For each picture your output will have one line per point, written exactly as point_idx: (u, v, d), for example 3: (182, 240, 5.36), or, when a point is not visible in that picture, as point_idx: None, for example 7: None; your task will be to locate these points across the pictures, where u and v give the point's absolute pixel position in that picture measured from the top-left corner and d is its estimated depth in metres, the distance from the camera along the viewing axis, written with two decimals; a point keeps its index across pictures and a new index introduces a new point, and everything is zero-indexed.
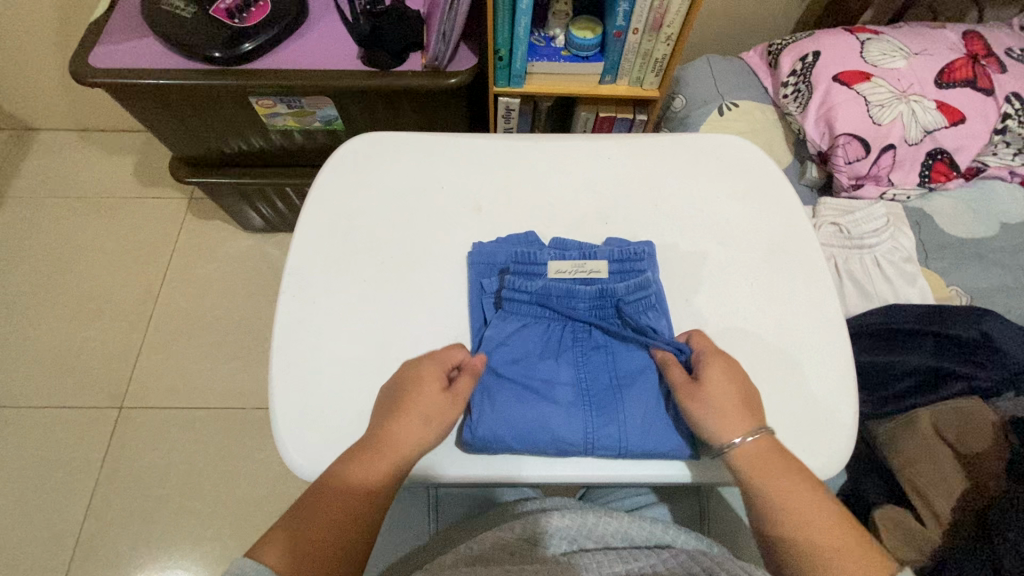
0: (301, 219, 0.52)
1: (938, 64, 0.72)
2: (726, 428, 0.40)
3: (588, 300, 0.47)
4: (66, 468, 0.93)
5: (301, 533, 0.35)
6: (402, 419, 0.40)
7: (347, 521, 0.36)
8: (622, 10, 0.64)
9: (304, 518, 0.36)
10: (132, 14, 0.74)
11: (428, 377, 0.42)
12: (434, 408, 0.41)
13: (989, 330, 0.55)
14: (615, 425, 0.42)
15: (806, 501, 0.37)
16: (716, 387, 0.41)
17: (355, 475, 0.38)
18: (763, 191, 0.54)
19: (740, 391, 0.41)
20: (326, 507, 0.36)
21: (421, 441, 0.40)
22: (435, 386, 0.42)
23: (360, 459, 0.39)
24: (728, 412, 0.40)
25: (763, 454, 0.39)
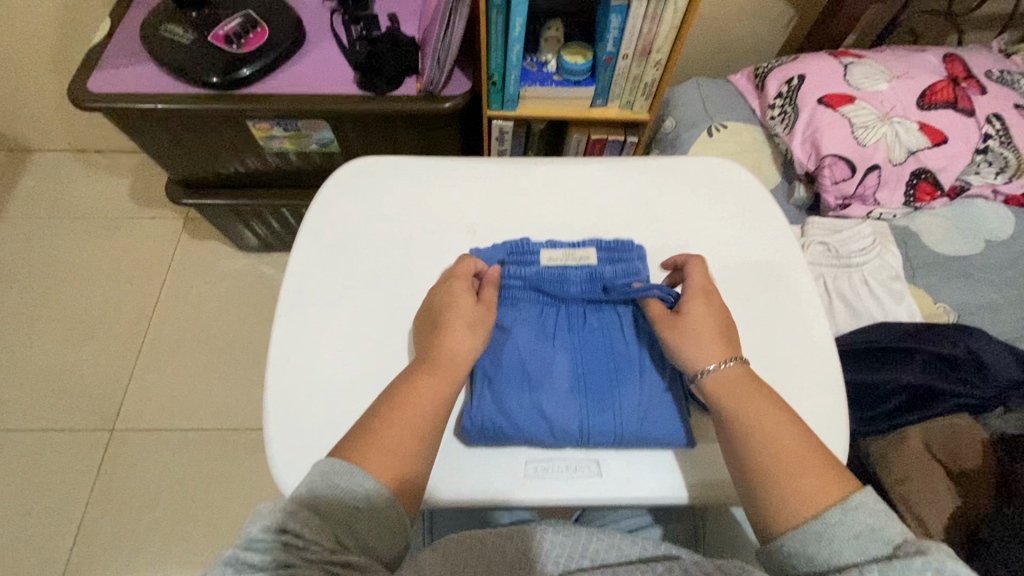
0: (297, 241, 0.53)
1: (920, 87, 0.74)
2: (701, 355, 0.42)
3: (580, 283, 0.49)
4: (57, 491, 0.91)
5: (381, 431, 0.37)
6: (449, 329, 0.43)
7: (422, 420, 0.39)
8: (612, 37, 0.65)
9: (381, 419, 0.38)
10: (131, 39, 0.75)
11: (460, 290, 0.46)
12: (471, 317, 0.45)
13: (972, 347, 0.56)
14: (611, 412, 0.43)
15: (769, 423, 0.38)
16: (693, 317, 0.44)
17: (416, 381, 0.40)
18: (752, 211, 0.55)
19: (721, 321, 0.44)
20: (398, 410, 0.39)
21: (468, 346, 0.43)
22: (466, 298, 0.45)
23: (422, 367, 0.42)
24: (700, 340, 0.43)
25: (733, 377, 0.41)
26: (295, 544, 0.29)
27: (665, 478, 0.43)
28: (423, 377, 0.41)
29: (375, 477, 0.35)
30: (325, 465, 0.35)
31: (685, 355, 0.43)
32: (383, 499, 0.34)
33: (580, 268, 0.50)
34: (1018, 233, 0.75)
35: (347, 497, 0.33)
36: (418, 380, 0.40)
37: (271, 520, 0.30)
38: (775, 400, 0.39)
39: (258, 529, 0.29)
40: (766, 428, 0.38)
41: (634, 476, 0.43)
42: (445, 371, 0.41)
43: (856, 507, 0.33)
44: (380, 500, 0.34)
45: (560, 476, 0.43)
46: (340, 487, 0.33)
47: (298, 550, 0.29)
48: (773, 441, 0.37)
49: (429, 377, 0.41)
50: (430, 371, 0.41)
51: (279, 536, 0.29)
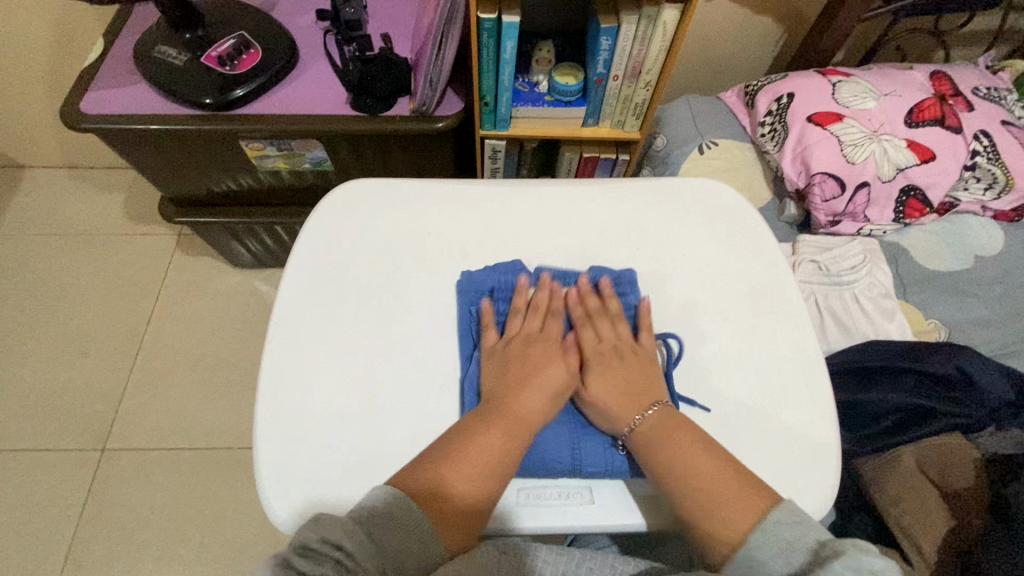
0: (289, 265, 0.53)
1: (907, 105, 0.75)
2: (618, 416, 0.44)
3: (565, 323, 0.51)
4: (47, 513, 0.90)
5: (446, 474, 0.40)
6: (526, 391, 0.44)
7: (485, 471, 0.40)
8: (602, 58, 0.66)
9: (448, 462, 0.40)
10: (124, 60, 0.75)
11: (546, 356, 0.47)
12: (554, 386, 0.46)
13: (964, 366, 0.56)
14: (601, 445, 0.45)
15: (696, 458, 0.41)
16: (597, 384, 0.46)
17: (486, 430, 0.42)
18: (743, 232, 0.55)
19: (619, 374, 0.46)
20: (462, 456, 0.40)
21: (540, 412, 0.44)
22: (552, 364, 0.46)
23: (489, 421, 0.42)
24: (614, 400, 0.45)
25: (658, 424, 0.43)
26: (345, 564, 0.33)
27: (657, 504, 0.43)
28: (490, 430, 0.42)
29: (432, 522, 0.38)
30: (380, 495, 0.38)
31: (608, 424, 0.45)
32: (435, 542, 0.37)
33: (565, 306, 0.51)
34: (1007, 249, 0.76)
35: (404, 526, 0.37)
36: (484, 430, 0.42)
37: (329, 534, 0.34)
38: (709, 443, 0.41)
39: (317, 538, 0.34)
40: (691, 462, 0.41)
41: (626, 502, 0.43)
42: (510, 428, 0.42)
43: (773, 524, 0.37)
44: (431, 545, 0.37)
45: (552, 503, 0.43)
46: (397, 519, 0.37)
47: (348, 569, 0.33)
48: (698, 470, 0.40)
49: (496, 431, 0.42)
50: (499, 425, 0.42)
51: (334, 551, 0.33)
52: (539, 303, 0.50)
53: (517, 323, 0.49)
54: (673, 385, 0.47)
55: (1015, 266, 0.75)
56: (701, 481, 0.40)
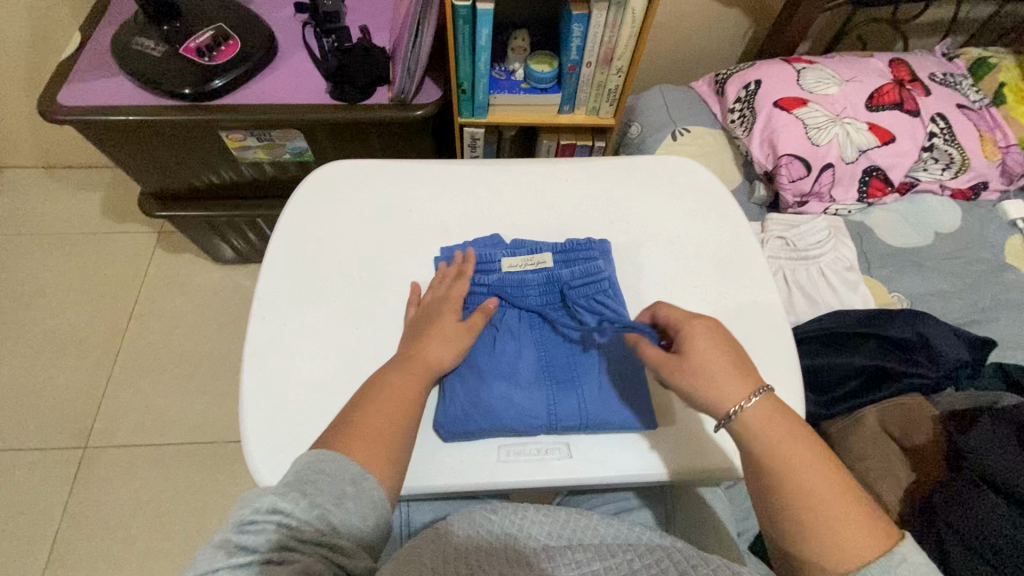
0: (270, 246, 0.54)
1: (868, 90, 0.78)
2: (724, 395, 0.39)
3: (538, 288, 0.51)
4: (28, 514, 0.89)
5: (360, 420, 0.39)
6: (426, 340, 0.45)
7: (399, 413, 0.40)
8: (575, 45, 0.68)
9: (361, 410, 0.40)
10: (101, 54, 0.76)
11: (447, 311, 0.47)
12: (452, 334, 0.46)
13: (923, 332, 0.59)
14: (575, 397, 0.46)
15: (807, 461, 0.36)
16: (696, 358, 0.40)
17: (392, 376, 0.42)
18: (712, 206, 0.58)
19: (722, 353, 0.41)
20: (374, 404, 0.40)
21: (445, 358, 0.45)
22: (449, 315, 0.47)
23: (394, 372, 0.43)
24: (717, 377, 0.40)
25: (762, 413, 0.38)
26: (289, 525, 0.32)
27: (635, 463, 0.45)
28: (397, 373, 0.43)
29: (360, 464, 0.36)
30: (308, 456, 0.36)
31: (708, 404, 0.39)
32: (368, 483, 0.36)
33: (535, 271, 0.51)
34: (965, 225, 0.79)
35: (334, 476, 0.35)
36: (393, 376, 0.42)
37: (263, 502, 0.32)
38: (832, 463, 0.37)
39: (251, 509, 0.32)
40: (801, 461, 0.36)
41: (601, 457, 0.45)
42: (418, 372, 0.43)
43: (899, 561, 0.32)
44: (364, 484, 0.35)
45: (531, 459, 0.45)
46: (327, 472, 0.35)
47: (293, 528, 0.32)
48: (809, 478, 0.36)
49: (405, 376, 0.43)
50: (409, 369, 0.43)
51: (271, 517, 0.32)
52: (450, 272, 0.51)
53: (430, 289, 0.50)
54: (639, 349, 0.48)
55: (972, 241, 0.78)
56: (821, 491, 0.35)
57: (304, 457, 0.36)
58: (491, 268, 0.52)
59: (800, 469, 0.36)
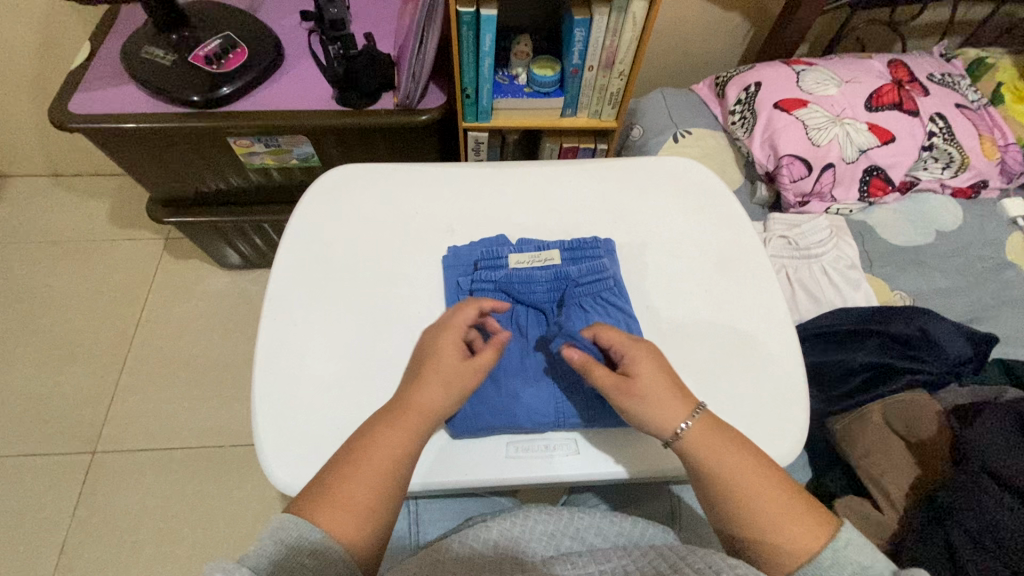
0: (280, 249, 0.55)
1: (867, 91, 0.79)
2: (668, 416, 0.41)
3: (546, 285, 0.52)
4: (36, 519, 0.90)
5: (336, 486, 0.37)
6: (425, 383, 0.42)
7: (381, 471, 0.39)
8: (577, 50, 0.69)
9: (337, 473, 0.38)
10: (112, 63, 0.77)
11: (446, 347, 0.44)
12: (449, 375, 0.43)
13: (926, 327, 0.60)
14: (582, 396, 0.46)
15: (759, 479, 0.39)
16: (644, 382, 0.41)
17: (379, 430, 0.40)
18: (714, 206, 0.59)
19: (661, 376, 0.42)
20: (355, 465, 0.38)
21: (440, 404, 0.42)
22: (452, 353, 0.43)
23: (382, 428, 0.40)
24: (660, 400, 0.41)
25: (701, 435, 0.40)
26: None
27: (641, 458, 0.45)
28: (385, 427, 0.40)
29: (323, 530, 0.35)
30: (278, 524, 0.35)
31: (655, 426, 0.41)
32: (333, 553, 0.35)
33: (543, 268, 0.52)
34: (966, 223, 0.80)
35: (294, 553, 0.34)
36: (379, 432, 0.40)
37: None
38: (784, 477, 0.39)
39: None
40: (757, 480, 0.39)
41: (608, 452, 0.46)
42: (410, 425, 0.41)
43: (843, 546, 0.36)
44: (327, 552, 0.35)
45: (539, 455, 0.45)
46: (284, 541, 0.34)
47: None
48: (764, 496, 0.38)
49: (394, 430, 0.40)
50: (398, 422, 0.41)
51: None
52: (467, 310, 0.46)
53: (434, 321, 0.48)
54: None
55: (972, 239, 0.79)
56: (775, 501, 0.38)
57: (269, 526, 0.35)
58: (499, 264, 0.52)
59: (755, 487, 0.39)
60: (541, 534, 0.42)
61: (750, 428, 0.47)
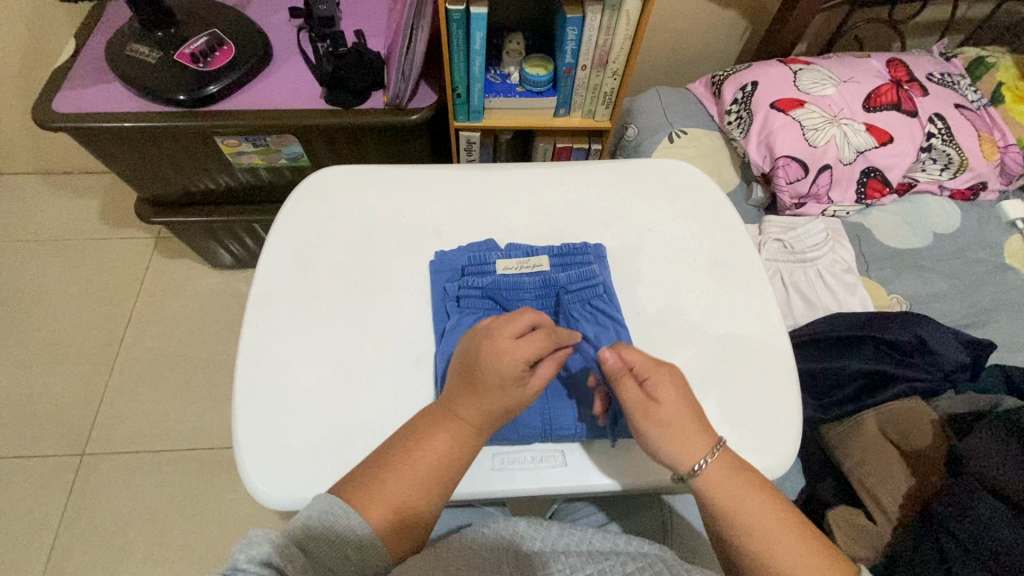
0: (264, 253, 0.53)
1: (865, 90, 0.78)
2: (687, 452, 0.40)
3: (534, 291, 0.51)
4: (26, 522, 0.89)
5: (387, 482, 0.37)
6: (484, 404, 0.40)
7: (431, 477, 0.38)
8: (570, 48, 0.68)
9: (385, 468, 0.38)
10: (97, 61, 0.75)
11: (507, 375, 0.39)
12: (510, 406, 0.40)
13: (923, 336, 0.59)
14: (570, 407, 0.45)
15: (755, 499, 0.39)
16: (671, 408, 0.41)
17: (435, 436, 0.39)
18: (707, 210, 0.58)
19: (690, 408, 0.41)
20: (407, 464, 0.38)
21: (496, 422, 0.40)
22: (514, 384, 0.40)
23: (439, 432, 0.40)
24: (683, 431, 0.40)
25: (722, 472, 0.40)
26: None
27: (629, 466, 0.45)
28: (440, 435, 0.39)
29: (372, 527, 0.35)
30: (330, 506, 0.35)
31: (670, 457, 0.40)
32: (375, 547, 0.35)
33: (531, 275, 0.51)
34: (963, 226, 0.79)
35: (338, 539, 0.34)
36: (434, 438, 0.39)
37: (260, 550, 0.30)
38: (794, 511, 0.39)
39: (245, 557, 0.30)
40: (754, 500, 0.39)
41: (596, 464, 0.45)
42: (463, 440, 0.40)
43: None
44: (372, 550, 0.35)
45: (526, 466, 0.44)
46: (330, 526, 0.34)
47: None
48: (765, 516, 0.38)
49: (449, 438, 0.39)
50: (451, 430, 0.40)
51: (267, 571, 0.30)
52: (536, 337, 0.41)
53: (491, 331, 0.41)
54: None
55: (970, 242, 0.78)
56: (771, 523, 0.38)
57: (322, 503, 0.35)
58: (487, 270, 0.51)
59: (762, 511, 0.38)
60: (532, 546, 0.40)
61: (742, 438, 0.46)
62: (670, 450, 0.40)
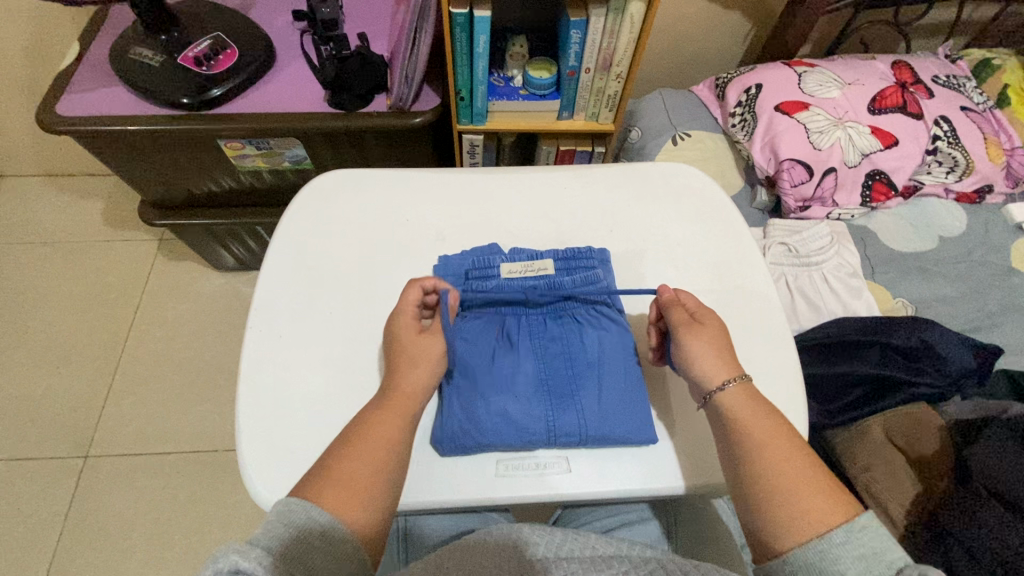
0: (267, 257, 0.53)
1: (870, 93, 0.77)
2: (720, 367, 0.43)
3: (538, 294, 0.50)
4: (29, 524, 0.89)
5: (336, 466, 0.37)
6: (398, 365, 0.43)
7: (377, 452, 0.38)
8: (573, 51, 0.68)
9: (333, 455, 0.38)
10: (100, 64, 0.76)
11: (402, 326, 0.45)
12: (418, 350, 0.44)
13: (926, 338, 0.59)
14: (574, 412, 0.45)
15: (773, 457, 0.38)
16: (714, 331, 0.44)
17: (373, 413, 0.41)
18: (712, 213, 0.57)
19: (728, 340, 0.45)
20: (353, 446, 0.38)
21: (421, 381, 0.43)
22: (410, 330, 0.45)
23: (376, 412, 0.41)
24: (720, 351, 0.43)
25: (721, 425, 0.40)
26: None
27: (634, 472, 0.44)
28: (378, 412, 0.41)
29: (329, 510, 0.35)
30: (284, 505, 0.34)
31: (700, 369, 0.43)
32: (338, 532, 0.34)
33: (534, 278, 0.51)
34: (969, 229, 0.79)
35: (302, 535, 0.33)
36: (371, 416, 0.40)
37: (227, 561, 0.28)
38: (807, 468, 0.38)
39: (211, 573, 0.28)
40: (768, 440, 0.39)
41: (600, 470, 0.44)
42: (399, 411, 0.41)
43: (858, 529, 0.34)
44: (334, 533, 0.34)
45: (531, 473, 0.44)
46: (292, 522, 0.33)
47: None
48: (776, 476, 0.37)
49: (385, 413, 0.41)
50: (388, 407, 0.41)
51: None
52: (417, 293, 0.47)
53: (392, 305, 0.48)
54: (638, 363, 0.47)
55: (977, 245, 0.77)
56: (797, 491, 0.36)
57: (277, 507, 0.34)
58: (491, 274, 0.51)
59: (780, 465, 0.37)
60: (535, 554, 0.39)
61: None
62: (702, 365, 0.43)
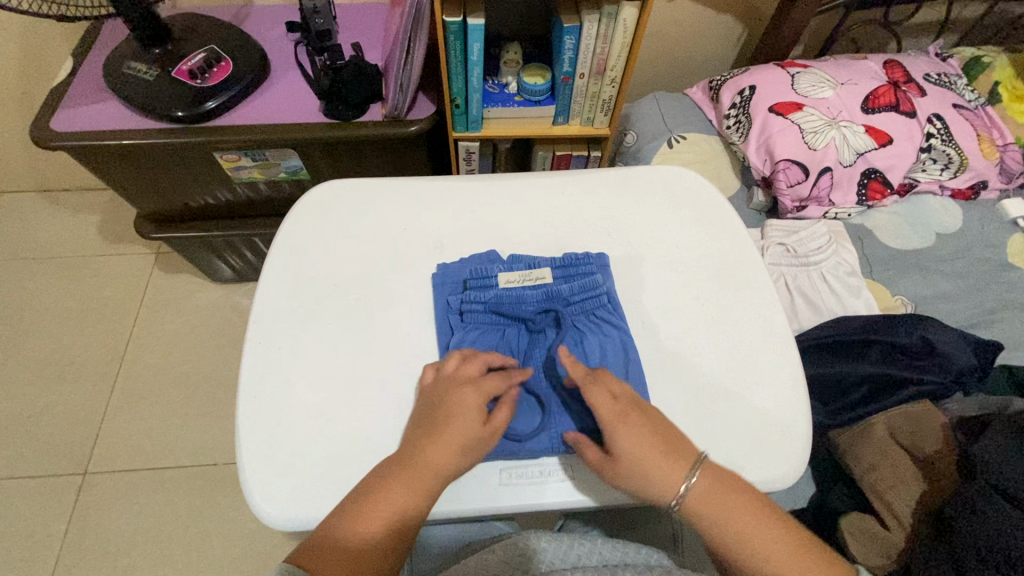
0: (265, 269, 0.53)
1: (863, 92, 0.78)
2: (664, 490, 0.40)
3: (536, 303, 0.50)
4: (27, 545, 0.88)
5: (343, 536, 0.37)
6: (436, 443, 0.41)
7: (386, 524, 0.38)
8: (567, 57, 0.68)
9: (343, 519, 0.38)
10: (94, 79, 0.75)
11: (461, 412, 0.41)
12: (468, 440, 0.41)
13: (928, 335, 0.60)
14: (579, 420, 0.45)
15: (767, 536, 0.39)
16: (628, 460, 0.40)
17: (388, 485, 0.39)
18: (710, 216, 0.57)
19: (653, 454, 0.40)
20: (365, 517, 0.38)
21: (452, 463, 0.40)
22: (473, 419, 0.41)
23: (391, 482, 0.40)
24: (651, 470, 0.40)
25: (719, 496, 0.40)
26: None
27: None
28: (396, 484, 0.39)
29: None
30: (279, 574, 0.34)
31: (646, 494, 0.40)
32: None
33: (534, 286, 0.51)
34: (966, 225, 0.79)
35: None
36: (385, 485, 0.39)
37: None
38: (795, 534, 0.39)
39: None
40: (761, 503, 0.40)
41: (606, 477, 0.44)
42: (417, 486, 0.40)
43: None
44: None
45: (535, 480, 0.44)
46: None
47: None
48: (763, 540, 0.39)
49: (401, 487, 0.39)
50: (408, 481, 0.39)
51: None
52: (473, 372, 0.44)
53: (445, 366, 0.45)
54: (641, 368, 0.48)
55: (974, 241, 0.78)
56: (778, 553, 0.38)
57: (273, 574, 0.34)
58: (487, 283, 0.50)
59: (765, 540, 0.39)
60: (543, 562, 0.40)
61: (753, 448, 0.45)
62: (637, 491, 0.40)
